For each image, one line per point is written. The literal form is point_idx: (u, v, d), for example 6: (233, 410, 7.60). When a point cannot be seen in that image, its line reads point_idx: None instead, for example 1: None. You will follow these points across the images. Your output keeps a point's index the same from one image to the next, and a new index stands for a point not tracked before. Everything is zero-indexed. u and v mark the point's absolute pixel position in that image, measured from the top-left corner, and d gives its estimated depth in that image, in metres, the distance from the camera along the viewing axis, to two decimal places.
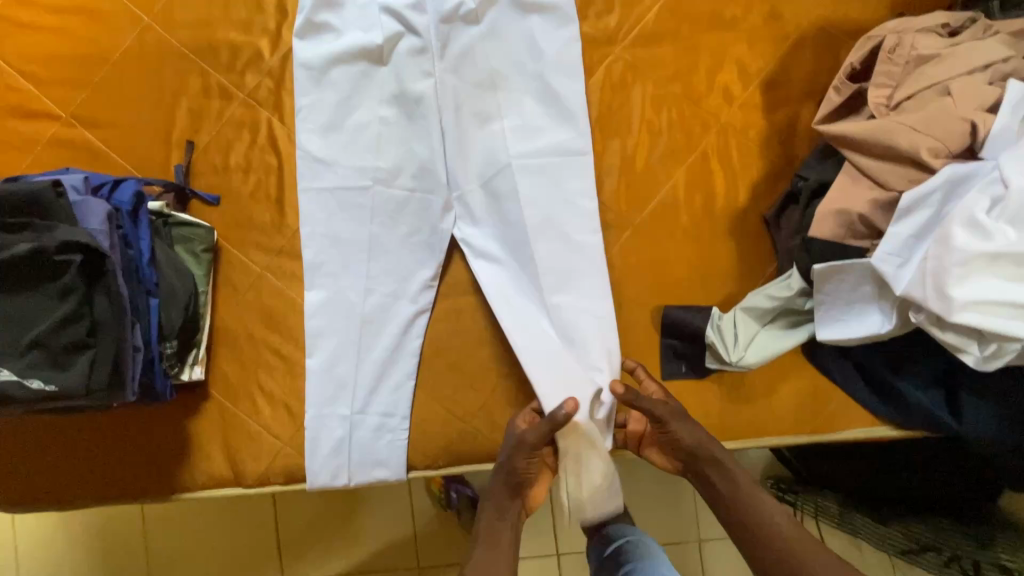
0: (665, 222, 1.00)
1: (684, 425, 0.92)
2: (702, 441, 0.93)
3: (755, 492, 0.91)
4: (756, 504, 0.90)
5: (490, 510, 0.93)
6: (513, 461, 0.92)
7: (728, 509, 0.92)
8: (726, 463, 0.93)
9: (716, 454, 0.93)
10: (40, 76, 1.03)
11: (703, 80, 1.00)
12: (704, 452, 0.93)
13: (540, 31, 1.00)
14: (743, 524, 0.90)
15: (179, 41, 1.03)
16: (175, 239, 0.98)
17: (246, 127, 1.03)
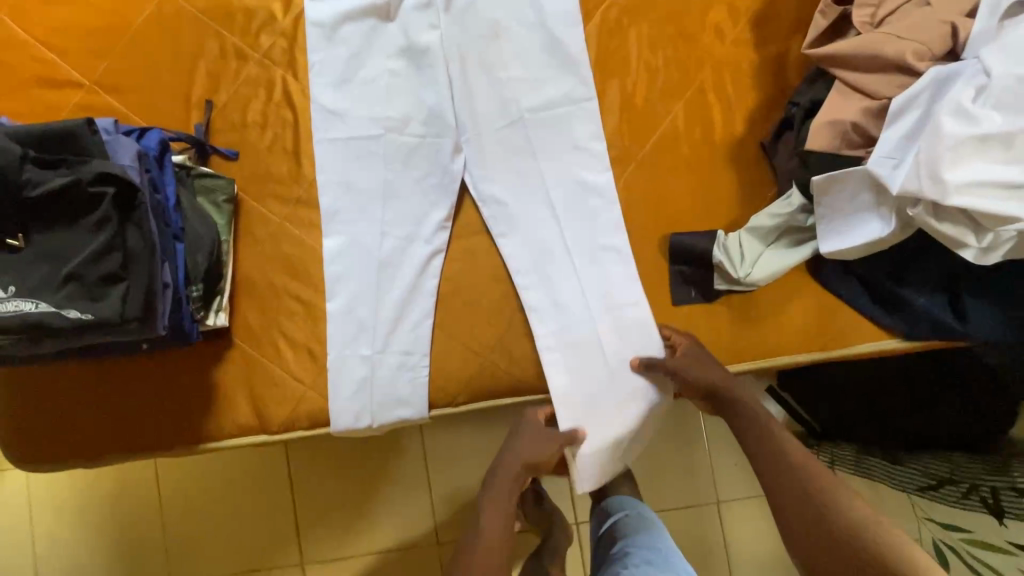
0: (668, 154, 1.03)
1: (710, 365, 0.97)
2: (724, 380, 0.96)
3: (782, 435, 0.92)
4: (781, 445, 0.91)
5: (500, 486, 0.98)
6: (530, 446, 1.00)
7: (755, 449, 0.93)
8: (749, 407, 0.96)
9: (739, 397, 0.97)
10: (66, 48, 1.09)
11: (696, 18, 1.05)
12: (727, 395, 0.97)
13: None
14: (766, 458, 0.90)
15: (196, 8, 1.09)
16: (197, 190, 1.01)
17: (262, 85, 1.08)
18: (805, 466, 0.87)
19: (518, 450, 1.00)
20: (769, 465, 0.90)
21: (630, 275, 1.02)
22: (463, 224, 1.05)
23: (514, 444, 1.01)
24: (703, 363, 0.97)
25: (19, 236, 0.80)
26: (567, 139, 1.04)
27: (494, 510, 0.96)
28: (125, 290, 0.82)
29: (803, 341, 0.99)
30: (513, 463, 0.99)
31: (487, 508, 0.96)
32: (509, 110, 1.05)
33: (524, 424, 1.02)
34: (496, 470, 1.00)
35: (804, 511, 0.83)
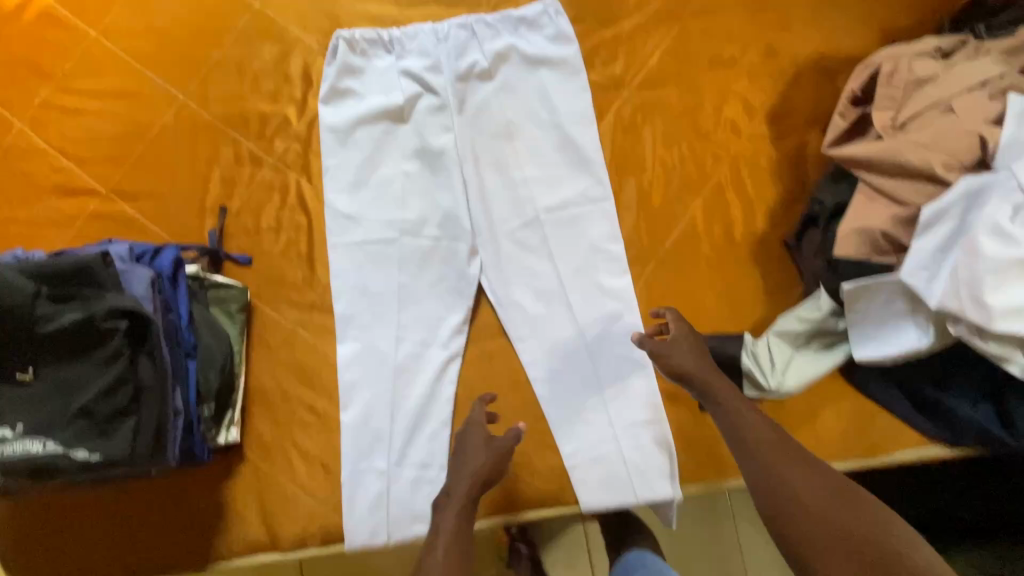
0: (688, 253, 1.01)
1: (687, 352, 0.91)
2: (702, 367, 0.89)
3: (775, 443, 0.82)
4: (771, 449, 0.81)
5: (450, 515, 0.85)
6: (475, 464, 0.88)
7: (750, 458, 0.82)
8: (731, 409, 0.86)
9: (715, 392, 0.88)
10: (84, 157, 1.10)
11: (710, 115, 1.04)
12: (707, 393, 0.88)
13: (550, 84, 1.06)
14: (764, 475, 0.80)
15: (212, 114, 1.10)
16: (210, 301, 1.00)
17: (275, 188, 1.07)
18: (807, 480, 0.78)
19: (467, 442, 0.91)
20: (767, 480, 0.79)
21: (652, 378, 0.99)
22: (481, 326, 1.03)
23: (459, 466, 0.90)
24: (680, 354, 0.90)
25: (29, 370, 0.79)
26: (584, 239, 1.03)
27: (449, 548, 0.81)
28: (134, 426, 0.79)
29: (841, 447, 0.94)
30: (461, 494, 0.86)
31: (437, 541, 0.82)
32: (525, 210, 1.04)
33: (467, 430, 0.92)
34: (442, 497, 0.88)
35: (820, 543, 0.73)
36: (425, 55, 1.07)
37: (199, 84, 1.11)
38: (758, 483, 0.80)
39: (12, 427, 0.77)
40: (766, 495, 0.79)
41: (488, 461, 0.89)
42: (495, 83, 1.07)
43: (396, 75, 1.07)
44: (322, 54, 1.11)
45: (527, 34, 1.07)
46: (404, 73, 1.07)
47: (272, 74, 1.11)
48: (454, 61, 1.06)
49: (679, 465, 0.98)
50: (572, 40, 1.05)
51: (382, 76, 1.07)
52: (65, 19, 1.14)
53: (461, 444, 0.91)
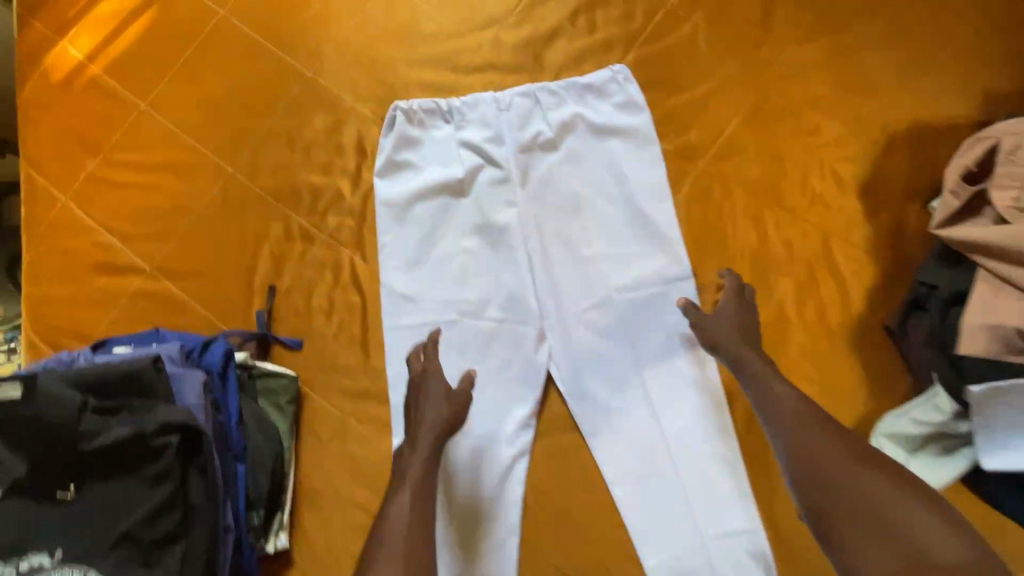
0: (779, 339, 0.92)
1: (726, 318, 0.88)
2: (733, 337, 0.86)
3: (810, 415, 0.78)
4: (802, 420, 0.77)
5: (416, 459, 0.82)
6: (437, 414, 0.85)
7: (781, 426, 0.78)
8: (769, 385, 0.81)
9: (754, 365, 0.83)
10: (129, 233, 1.06)
11: (795, 188, 0.97)
12: (749, 369, 0.83)
13: (618, 155, 0.99)
14: (794, 443, 0.76)
15: (262, 187, 1.04)
16: (259, 392, 0.93)
17: (327, 267, 1.01)
18: (839, 452, 0.73)
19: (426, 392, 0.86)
20: (801, 449, 0.75)
21: (743, 482, 0.89)
22: (550, 418, 0.94)
23: (420, 417, 0.85)
24: (713, 324, 0.87)
25: (71, 487, 0.71)
26: (661, 322, 0.94)
27: (415, 494, 0.78)
28: (183, 552, 0.71)
29: None
30: (424, 446, 0.82)
31: (403, 488, 0.79)
32: (595, 290, 0.96)
33: (424, 380, 0.88)
34: (405, 446, 0.84)
35: (845, 515, 0.69)
36: (485, 125, 1.01)
37: (248, 156, 1.06)
38: (791, 448, 0.76)
39: (51, 554, 0.68)
40: (795, 465, 0.75)
41: (448, 414, 0.85)
42: (559, 154, 1.01)
43: (456, 147, 1.01)
44: (376, 123, 1.05)
45: (593, 102, 1.01)
46: (464, 145, 1.01)
47: (324, 144, 1.05)
48: (517, 131, 1.01)
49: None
50: (643, 108, 0.99)
51: (441, 148, 1.02)
52: (115, 91, 1.12)
53: (422, 392, 0.87)
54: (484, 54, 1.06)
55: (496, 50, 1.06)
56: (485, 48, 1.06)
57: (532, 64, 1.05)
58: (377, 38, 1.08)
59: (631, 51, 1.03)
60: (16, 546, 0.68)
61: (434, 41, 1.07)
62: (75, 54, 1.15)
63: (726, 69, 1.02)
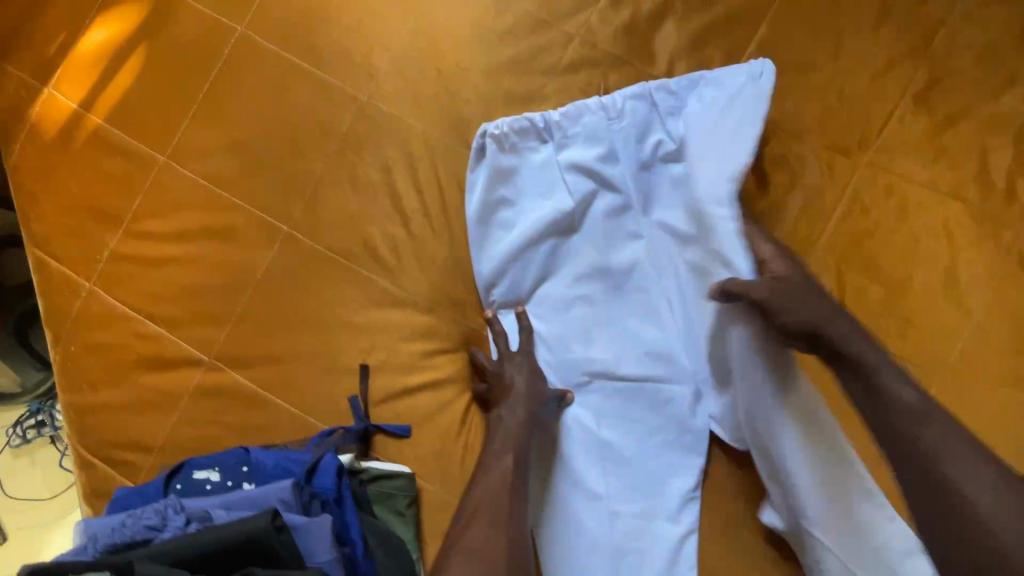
0: (986, 366, 0.77)
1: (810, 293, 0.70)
2: (830, 319, 0.67)
3: (951, 426, 0.58)
4: (932, 443, 0.58)
5: (514, 422, 0.75)
6: (527, 385, 0.78)
7: (900, 441, 0.60)
8: (893, 392, 0.61)
9: (870, 356, 0.64)
10: (176, 319, 0.88)
11: (987, 177, 0.78)
12: (869, 369, 0.64)
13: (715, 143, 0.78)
14: (917, 464, 0.58)
15: (327, 245, 0.87)
16: (372, 498, 0.79)
17: (422, 334, 0.85)
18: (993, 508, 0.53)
19: (517, 366, 0.79)
20: (934, 503, 0.56)
21: None
22: (715, 485, 0.82)
23: (508, 387, 0.78)
24: (792, 305, 0.68)
25: None
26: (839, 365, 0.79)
27: (518, 464, 0.72)
28: None
29: None
30: (515, 414, 0.76)
31: (504, 454, 0.73)
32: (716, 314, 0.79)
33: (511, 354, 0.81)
34: (503, 409, 0.77)
35: (982, 562, 0.52)
36: (594, 139, 0.82)
37: (304, 209, 0.87)
38: (925, 471, 0.57)
39: None
40: (927, 523, 0.57)
41: (541, 390, 0.78)
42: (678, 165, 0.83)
43: (560, 172, 0.83)
44: (455, 151, 0.86)
45: (709, 93, 0.81)
46: (569, 167, 0.83)
47: (396, 184, 0.86)
48: (636, 145, 0.82)
49: None
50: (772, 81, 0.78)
51: (542, 176, 0.84)
52: (125, 144, 0.91)
53: (512, 362, 0.80)
54: (576, 49, 0.86)
55: (591, 42, 0.86)
56: (576, 41, 0.86)
57: (638, 55, 0.85)
58: (441, 44, 0.87)
59: (760, 25, 0.83)
60: None
61: (511, 39, 0.86)
62: (66, 102, 0.93)
63: (886, 34, 0.81)
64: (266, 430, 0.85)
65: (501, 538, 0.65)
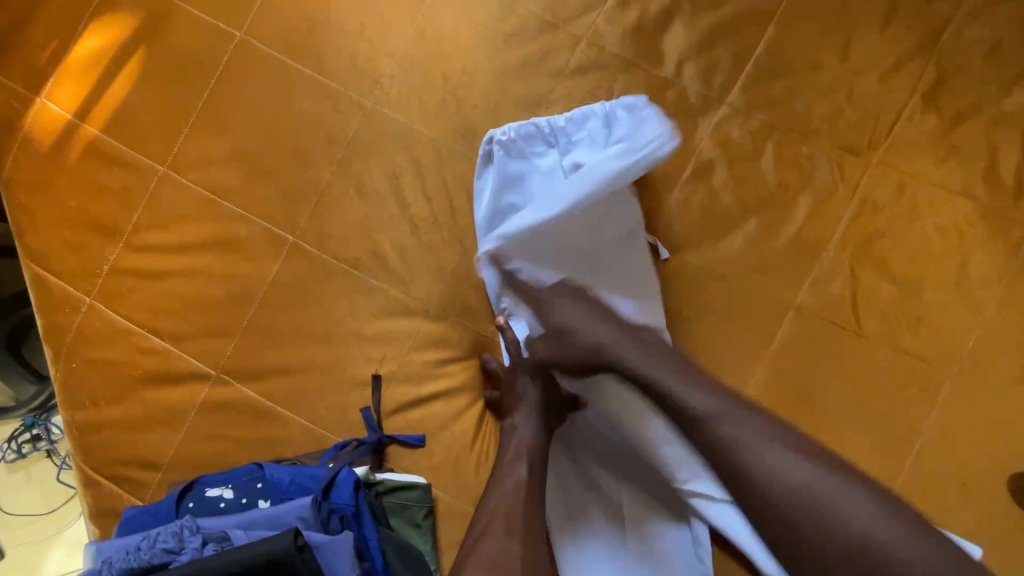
0: (998, 362, 0.77)
1: (588, 320, 0.72)
2: (621, 344, 0.70)
3: (733, 415, 0.62)
4: (721, 424, 0.62)
5: (529, 429, 0.74)
6: (542, 391, 0.76)
7: (693, 432, 0.64)
8: (692, 405, 0.64)
9: (648, 374, 0.67)
10: (181, 332, 0.87)
11: (997, 175, 0.79)
12: (655, 387, 0.67)
13: (602, 187, 0.71)
14: (713, 451, 0.62)
15: (335, 254, 0.85)
16: (390, 510, 0.78)
17: (434, 342, 0.84)
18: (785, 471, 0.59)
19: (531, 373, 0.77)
20: (740, 480, 0.61)
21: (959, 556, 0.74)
22: None
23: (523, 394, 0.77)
24: (563, 346, 0.73)
25: None
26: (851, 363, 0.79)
27: (532, 471, 0.70)
28: None
29: None
30: (526, 427, 0.74)
31: (518, 463, 0.71)
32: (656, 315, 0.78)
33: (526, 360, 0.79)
34: (517, 417, 0.76)
35: (781, 520, 0.59)
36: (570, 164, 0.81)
37: (311, 219, 0.86)
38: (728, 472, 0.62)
39: None
40: (746, 500, 0.61)
41: (555, 397, 0.76)
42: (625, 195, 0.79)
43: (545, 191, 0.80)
44: (462, 157, 0.85)
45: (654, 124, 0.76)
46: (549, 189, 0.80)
47: (404, 192, 0.85)
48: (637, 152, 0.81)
49: None
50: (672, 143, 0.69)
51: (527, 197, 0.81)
52: (123, 155, 0.89)
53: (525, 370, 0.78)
54: (583, 51, 0.85)
55: (598, 44, 0.85)
56: (584, 44, 0.85)
57: (646, 57, 0.84)
58: (447, 49, 0.86)
59: (768, 26, 0.83)
60: None
61: (518, 43, 0.86)
62: (60, 112, 0.91)
63: (894, 33, 0.82)
64: (277, 444, 0.83)
65: (516, 548, 0.63)
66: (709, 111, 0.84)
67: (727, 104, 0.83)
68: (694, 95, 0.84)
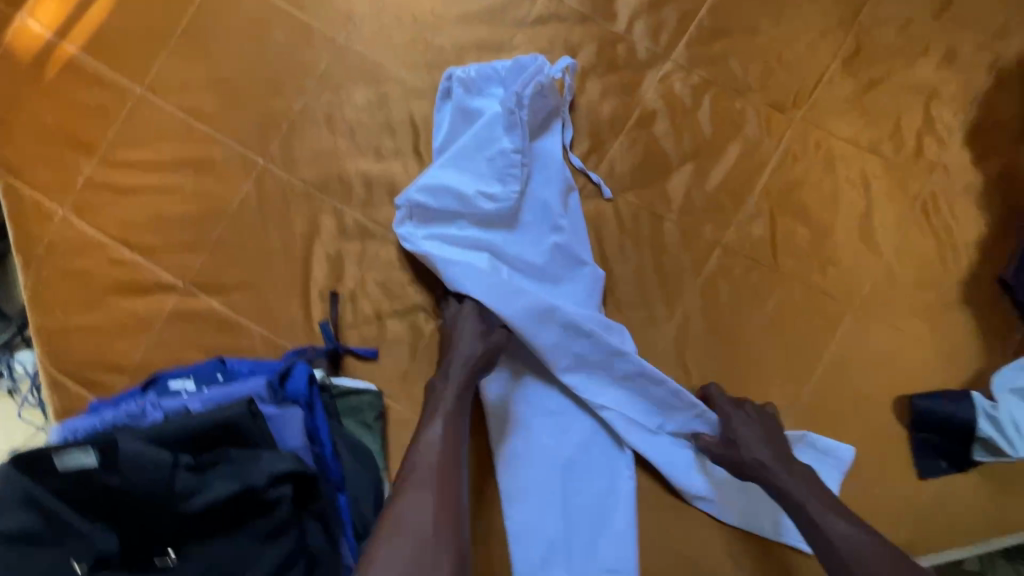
0: (889, 300, 0.88)
1: (754, 437, 0.81)
2: (740, 445, 0.81)
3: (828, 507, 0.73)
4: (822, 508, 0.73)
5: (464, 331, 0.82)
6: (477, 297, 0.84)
7: (804, 517, 0.74)
8: (818, 518, 0.72)
9: (774, 482, 0.77)
10: (151, 246, 0.91)
11: (901, 138, 0.89)
12: (767, 478, 0.78)
13: (488, 149, 0.87)
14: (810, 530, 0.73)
15: (302, 178, 0.91)
16: (341, 411, 0.84)
17: (393, 264, 0.90)
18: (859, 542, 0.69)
19: (466, 284, 0.84)
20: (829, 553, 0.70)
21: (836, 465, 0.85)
22: None
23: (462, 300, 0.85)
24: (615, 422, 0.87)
25: (170, 552, 0.63)
26: (765, 298, 0.89)
27: (448, 421, 0.75)
28: None
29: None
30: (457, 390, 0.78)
31: (434, 422, 0.75)
32: (562, 256, 0.88)
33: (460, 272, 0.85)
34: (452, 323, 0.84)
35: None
36: (513, 124, 0.85)
37: (281, 144, 0.91)
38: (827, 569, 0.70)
39: None
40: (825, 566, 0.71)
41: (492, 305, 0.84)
42: (529, 147, 0.88)
43: (480, 147, 0.87)
44: (426, 95, 0.92)
45: (534, 96, 0.87)
46: (495, 150, 0.86)
47: (372, 124, 0.91)
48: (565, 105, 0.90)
49: (905, 547, 0.86)
50: (522, 96, 0.85)
51: (472, 154, 0.87)
52: (102, 75, 0.93)
53: (465, 281, 0.84)
54: (544, 3, 0.92)
55: None
56: None
57: (601, 13, 0.92)
58: None
59: None
60: None
61: None
62: (39, 31, 0.94)
63: (820, 5, 0.91)
64: (239, 352, 0.89)
65: (432, 492, 0.68)
66: (656, 65, 0.92)
67: (672, 59, 0.92)
68: (643, 50, 0.92)
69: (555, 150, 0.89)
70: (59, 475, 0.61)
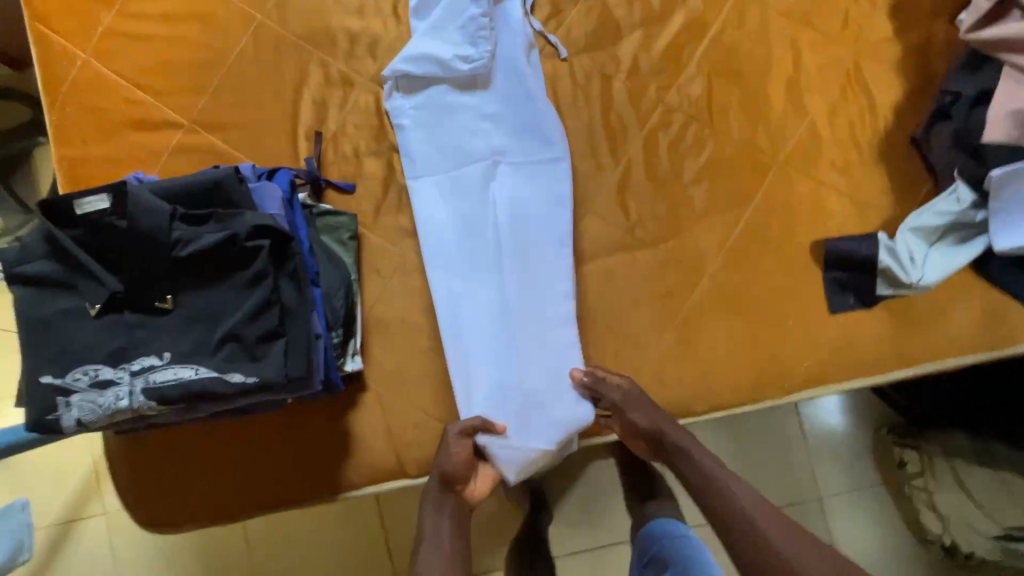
0: (811, 155, 0.99)
1: (650, 407, 0.92)
2: (652, 417, 0.91)
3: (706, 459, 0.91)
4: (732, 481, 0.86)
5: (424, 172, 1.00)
6: (435, 143, 1.01)
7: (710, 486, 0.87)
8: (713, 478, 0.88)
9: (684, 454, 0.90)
10: (159, 87, 1.03)
11: (830, 10, 0.99)
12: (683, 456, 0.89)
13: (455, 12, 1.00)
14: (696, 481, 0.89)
15: (294, 32, 1.02)
16: (321, 229, 0.96)
17: (372, 111, 1.02)
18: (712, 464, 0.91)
19: (431, 129, 1.01)
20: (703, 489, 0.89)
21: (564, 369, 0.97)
22: (602, 243, 1.00)
23: (421, 147, 1.01)
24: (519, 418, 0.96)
25: (168, 297, 0.76)
26: (701, 149, 1.00)
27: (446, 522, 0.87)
28: (285, 347, 0.77)
29: (928, 347, 0.96)
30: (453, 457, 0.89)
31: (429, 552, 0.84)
32: (512, 111, 1.01)
33: (424, 122, 1.01)
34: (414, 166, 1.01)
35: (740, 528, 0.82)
36: None
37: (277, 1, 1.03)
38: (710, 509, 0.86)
39: (160, 355, 0.75)
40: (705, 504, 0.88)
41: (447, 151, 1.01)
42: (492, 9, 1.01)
43: (449, 10, 1.00)
44: None
45: None
46: (464, 17, 1.00)
47: None
48: None
49: (814, 372, 0.97)
50: None
51: (446, 23, 1.00)
52: None
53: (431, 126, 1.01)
54: None
55: None
56: None
57: None
58: None
59: None
60: (125, 351, 0.76)
61: None
62: None
63: None
64: None
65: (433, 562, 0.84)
66: None
67: None
68: None
69: (517, 11, 1.01)
70: (80, 223, 0.75)
